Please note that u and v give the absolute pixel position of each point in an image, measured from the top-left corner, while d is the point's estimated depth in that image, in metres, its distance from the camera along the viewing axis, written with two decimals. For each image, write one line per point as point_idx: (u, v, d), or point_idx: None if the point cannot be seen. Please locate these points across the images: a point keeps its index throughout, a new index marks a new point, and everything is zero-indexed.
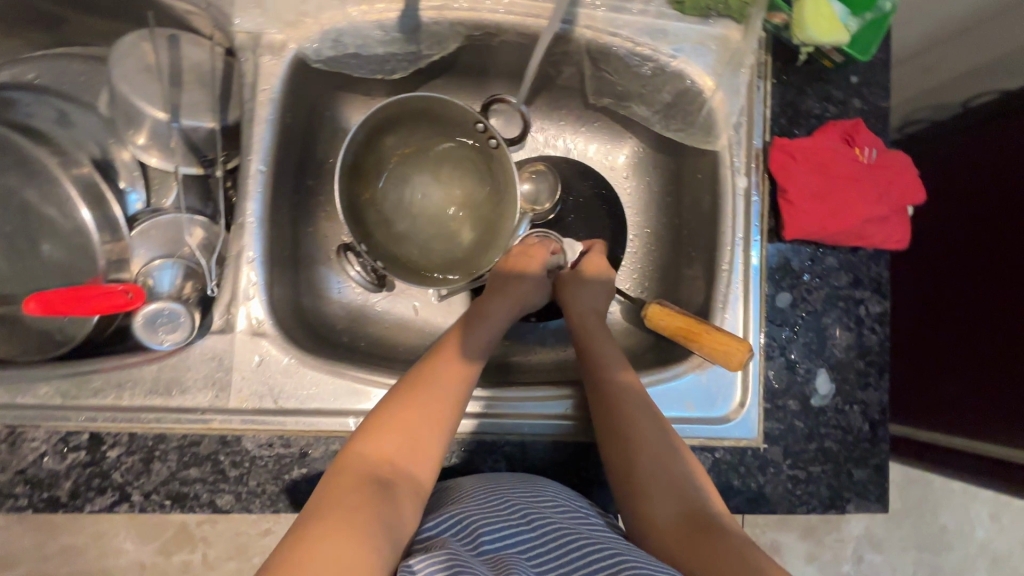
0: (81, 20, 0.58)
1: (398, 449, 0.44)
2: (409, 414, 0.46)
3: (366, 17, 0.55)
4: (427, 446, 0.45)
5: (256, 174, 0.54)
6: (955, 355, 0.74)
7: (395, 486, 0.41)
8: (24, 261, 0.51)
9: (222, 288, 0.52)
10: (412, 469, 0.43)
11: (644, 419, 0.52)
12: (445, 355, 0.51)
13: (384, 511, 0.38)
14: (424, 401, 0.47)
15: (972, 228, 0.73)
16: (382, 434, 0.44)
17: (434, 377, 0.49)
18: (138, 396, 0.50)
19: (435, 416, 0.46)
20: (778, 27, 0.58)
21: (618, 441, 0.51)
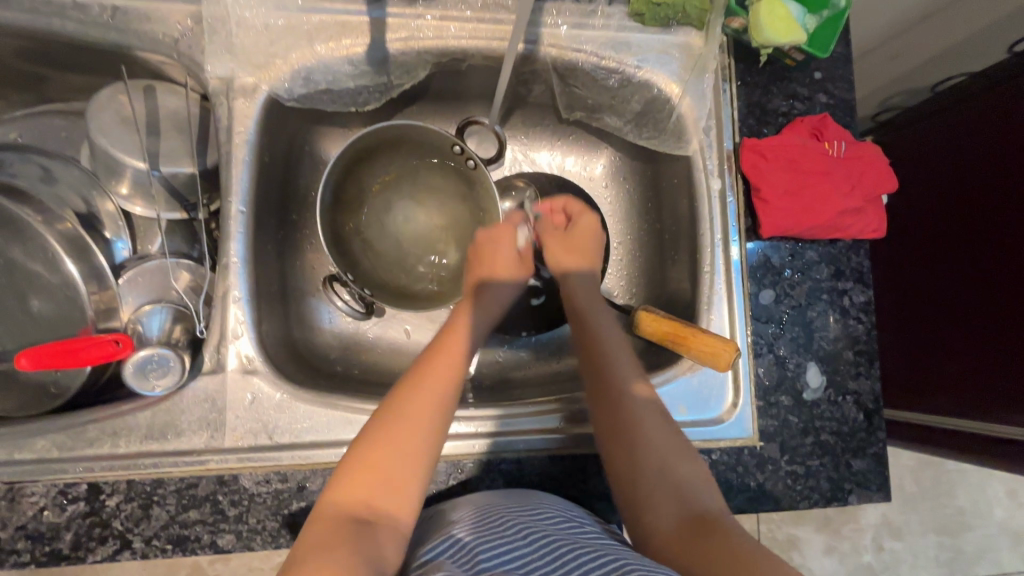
0: (59, 78, 0.59)
1: (376, 486, 0.43)
2: (379, 449, 0.44)
3: (335, 53, 0.56)
4: (409, 476, 0.44)
5: (236, 215, 0.54)
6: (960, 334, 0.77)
7: (376, 528, 0.41)
8: (12, 319, 0.51)
9: (211, 329, 0.53)
10: (394, 504, 0.43)
11: (638, 420, 0.51)
12: (424, 371, 0.49)
13: (362, 553, 0.38)
14: (404, 428, 0.45)
15: (968, 217, 0.76)
16: (357, 475, 0.43)
17: (415, 398, 0.47)
18: (133, 443, 0.50)
19: (415, 443, 0.45)
20: (738, 31, 0.60)
21: (620, 441, 0.50)
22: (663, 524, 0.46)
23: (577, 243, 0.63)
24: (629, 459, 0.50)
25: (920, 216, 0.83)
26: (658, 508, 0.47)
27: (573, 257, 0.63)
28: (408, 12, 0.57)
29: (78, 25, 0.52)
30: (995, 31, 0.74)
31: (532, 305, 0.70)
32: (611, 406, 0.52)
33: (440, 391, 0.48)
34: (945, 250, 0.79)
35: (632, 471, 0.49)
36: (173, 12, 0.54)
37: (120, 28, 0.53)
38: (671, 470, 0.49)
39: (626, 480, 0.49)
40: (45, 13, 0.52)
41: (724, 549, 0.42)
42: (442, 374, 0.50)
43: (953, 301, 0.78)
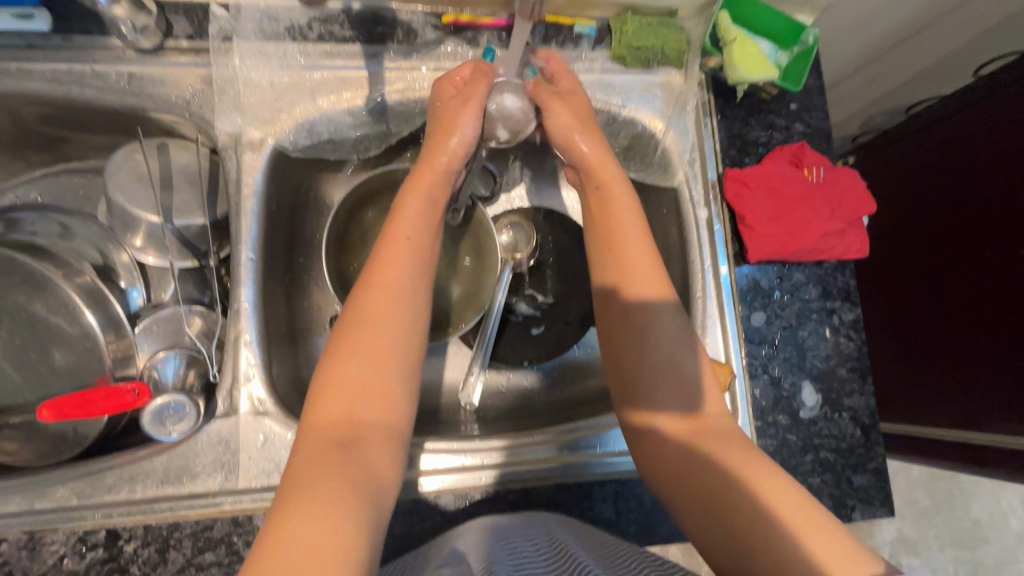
0: (79, 140, 0.63)
1: (355, 399, 0.43)
2: (356, 361, 0.44)
3: (336, 106, 0.60)
4: (386, 381, 0.45)
5: (247, 262, 0.57)
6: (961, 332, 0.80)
7: (363, 438, 0.42)
8: (36, 370, 0.53)
9: (223, 373, 0.55)
10: (377, 411, 0.43)
11: (633, 338, 0.52)
12: (382, 278, 0.48)
13: (355, 469, 0.39)
14: (372, 337, 0.46)
15: (968, 219, 0.79)
16: (333, 389, 0.43)
17: (379, 306, 0.47)
18: (150, 487, 0.52)
19: (384, 347, 0.45)
20: (714, 69, 0.63)
21: (628, 339, 0.53)
22: (668, 433, 0.49)
23: (576, 109, 0.58)
24: (629, 365, 0.53)
25: (918, 229, 0.86)
26: (658, 412, 0.50)
27: (644, 275, 0.53)
28: (404, 65, 0.61)
29: (97, 91, 0.56)
30: (961, 55, 0.78)
31: (531, 336, 0.72)
32: (623, 326, 0.53)
33: (401, 298, 0.48)
34: (946, 265, 0.82)
35: (637, 381, 0.52)
36: (184, 74, 0.57)
37: (135, 92, 0.57)
38: (674, 372, 0.51)
39: (627, 384, 0.52)
40: (66, 81, 0.55)
41: (719, 463, 0.44)
42: (401, 282, 0.49)
43: (950, 311, 0.82)
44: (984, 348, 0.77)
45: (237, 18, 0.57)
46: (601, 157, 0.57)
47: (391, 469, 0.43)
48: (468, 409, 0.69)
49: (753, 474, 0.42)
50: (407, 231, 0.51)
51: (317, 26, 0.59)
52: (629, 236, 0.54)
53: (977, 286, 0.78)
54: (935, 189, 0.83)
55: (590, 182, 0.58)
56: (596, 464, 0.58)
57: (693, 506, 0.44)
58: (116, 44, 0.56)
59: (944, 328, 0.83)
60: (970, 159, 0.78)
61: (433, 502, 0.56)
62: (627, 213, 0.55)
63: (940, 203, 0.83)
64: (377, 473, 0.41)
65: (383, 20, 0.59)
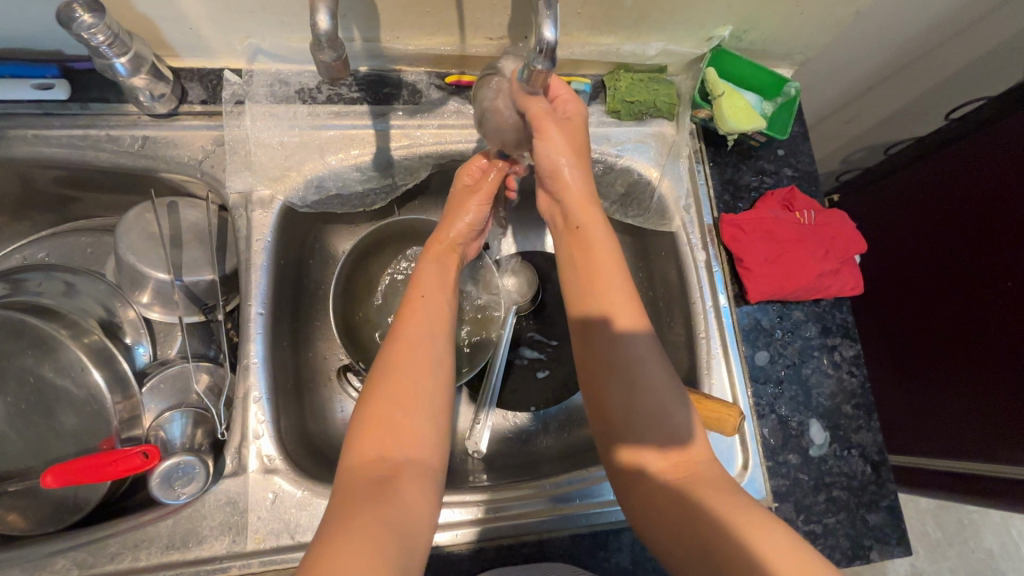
0: (90, 199, 0.64)
1: (386, 440, 0.43)
2: (385, 407, 0.44)
3: (344, 163, 0.62)
4: (418, 424, 0.44)
5: (256, 317, 0.57)
6: (969, 353, 0.81)
7: (399, 479, 0.41)
8: (40, 434, 0.52)
9: (232, 430, 0.54)
10: (410, 453, 0.43)
11: (612, 382, 0.49)
12: (407, 328, 0.49)
13: (390, 513, 0.38)
14: (398, 383, 0.45)
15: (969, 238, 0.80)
16: (366, 433, 0.43)
17: (404, 354, 0.47)
18: (155, 554, 0.50)
19: (410, 390, 0.45)
20: (704, 119, 0.66)
21: (614, 381, 0.49)
22: (660, 479, 0.46)
23: (572, 137, 0.54)
24: (614, 410, 0.48)
25: (917, 257, 0.88)
26: (652, 460, 0.46)
27: (621, 307, 0.50)
28: (410, 122, 0.63)
29: (111, 154, 0.58)
30: (931, 100, 0.83)
31: (537, 379, 0.73)
32: (608, 364, 0.49)
33: (426, 346, 0.48)
34: (949, 297, 0.83)
35: (622, 429, 0.48)
36: (197, 137, 0.60)
37: (149, 154, 0.59)
38: (661, 421, 0.47)
39: (613, 430, 0.48)
40: (81, 146, 0.57)
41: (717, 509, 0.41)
42: (424, 333, 0.49)
43: (957, 343, 0.82)
44: (991, 382, 0.78)
45: (249, 84, 0.60)
46: (585, 190, 0.55)
47: (428, 514, 0.41)
48: (475, 457, 0.67)
49: (749, 523, 0.39)
50: (425, 288, 0.53)
51: (326, 89, 0.62)
52: (607, 278, 0.52)
53: (978, 320, 0.79)
54: (935, 208, 0.84)
55: (570, 220, 0.55)
56: (611, 513, 0.57)
57: (689, 553, 0.40)
58: (132, 110, 0.58)
59: (949, 360, 0.84)
60: (957, 196, 0.81)
61: (447, 558, 0.55)
62: (607, 253, 0.53)
63: (935, 238, 0.85)
64: (413, 516, 0.40)
65: (389, 82, 0.63)
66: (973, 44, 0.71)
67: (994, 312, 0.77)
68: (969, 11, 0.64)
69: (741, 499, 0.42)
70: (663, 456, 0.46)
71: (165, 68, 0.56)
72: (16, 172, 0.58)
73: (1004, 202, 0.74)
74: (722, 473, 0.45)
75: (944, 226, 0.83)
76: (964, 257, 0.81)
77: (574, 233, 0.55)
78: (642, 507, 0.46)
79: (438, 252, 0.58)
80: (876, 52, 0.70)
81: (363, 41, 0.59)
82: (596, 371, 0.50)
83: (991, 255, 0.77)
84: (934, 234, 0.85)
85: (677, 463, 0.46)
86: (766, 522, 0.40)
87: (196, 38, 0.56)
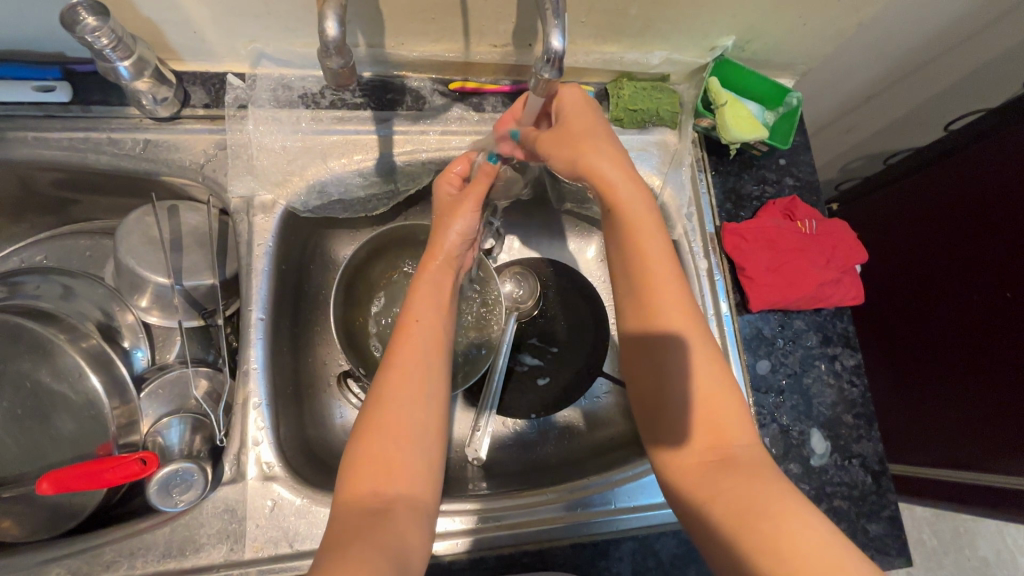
0: (90, 202, 0.64)
1: (381, 474, 0.42)
2: (379, 442, 0.43)
3: (347, 168, 0.62)
4: (410, 458, 0.43)
5: (256, 322, 0.57)
6: (972, 353, 0.80)
7: (392, 512, 0.41)
8: (36, 439, 0.52)
9: (231, 437, 0.54)
10: (402, 488, 0.42)
11: (649, 376, 0.49)
12: (402, 354, 0.48)
13: (383, 545, 0.38)
14: (390, 413, 0.45)
15: (971, 238, 0.80)
16: (360, 468, 0.42)
17: (399, 384, 0.46)
18: (150, 562, 0.49)
19: (405, 426, 0.44)
20: (707, 129, 0.66)
21: (656, 373, 0.48)
22: (690, 466, 0.45)
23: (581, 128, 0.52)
24: (652, 395, 0.49)
25: (921, 260, 0.87)
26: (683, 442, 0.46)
27: (663, 293, 0.49)
28: (413, 128, 0.63)
29: (112, 157, 0.57)
30: (931, 112, 0.83)
31: (538, 385, 0.72)
32: (648, 351, 0.49)
33: (421, 373, 0.47)
34: (951, 298, 0.83)
35: (662, 416, 0.48)
36: (199, 140, 0.59)
37: (150, 158, 0.58)
38: (688, 410, 0.46)
39: (655, 416, 0.49)
40: (82, 149, 0.57)
41: (737, 498, 0.41)
42: (417, 364, 0.47)
43: (960, 345, 0.82)
44: (996, 384, 0.77)
45: (252, 88, 0.60)
46: (622, 175, 0.49)
47: (420, 542, 0.41)
48: (475, 464, 0.67)
49: (778, 512, 0.39)
50: (419, 312, 0.51)
51: (329, 94, 0.62)
52: (651, 267, 0.49)
53: (977, 325, 0.79)
54: (939, 209, 0.84)
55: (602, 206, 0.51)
56: (611, 523, 0.57)
57: (719, 538, 0.40)
58: (134, 113, 0.58)
59: (952, 361, 0.83)
60: (960, 195, 0.80)
61: (447, 567, 0.55)
62: (657, 247, 0.49)
63: (939, 239, 0.84)
64: (406, 544, 0.39)
65: (392, 88, 0.63)
66: (971, 57, 0.72)
67: (995, 317, 0.76)
68: (968, 23, 0.65)
69: (776, 483, 0.41)
70: (694, 439, 0.46)
71: (168, 72, 0.56)
72: (14, 173, 0.57)
73: (1006, 204, 0.74)
74: (757, 454, 0.44)
75: (946, 229, 0.83)
76: (967, 263, 0.80)
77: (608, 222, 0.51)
78: (678, 482, 0.46)
79: (434, 268, 0.55)
80: (876, 63, 0.70)
81: (368, 47, 0.59)
82: (642, 363, 0.50)
83: (994, 254, 0.76)
84: (937, 236, 0.84)
85: (712, 449, 0.45)
86: (798, 507, 0.39)
87: (200, 42, 0.56)
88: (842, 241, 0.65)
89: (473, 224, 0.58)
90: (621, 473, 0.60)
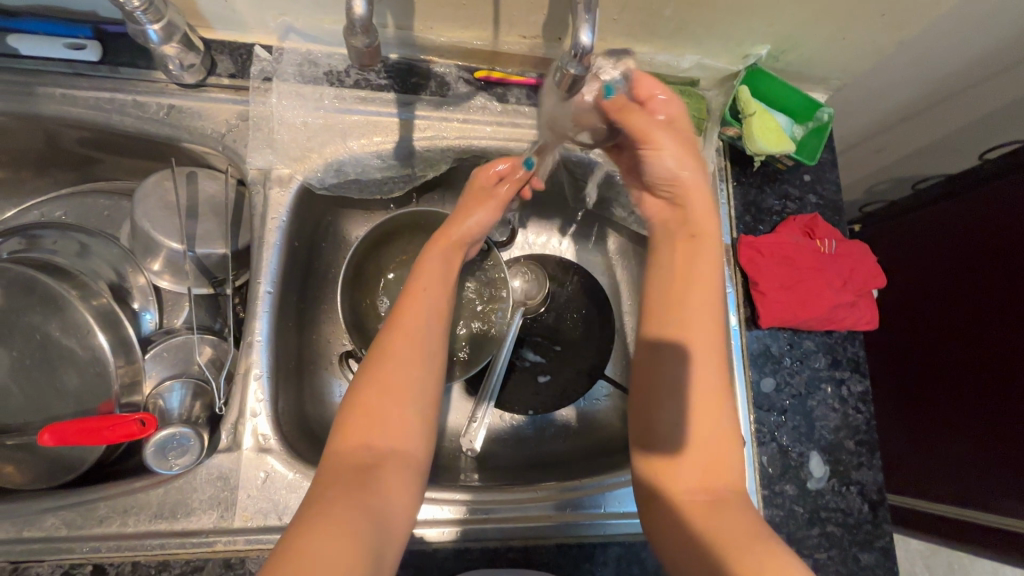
0: (112, 162, 0.64)
1: (375, 429, 0.46)
2: (374, 400, 0.47)
3: (366, 149, 0.61)
4: (405, 419, 0.47)
5: (264, 295, 0.57)
6: (985, 395, 0.78)
7: (384, 467, 0.44)
8: (44, 392, 0.53)
9: (230, 406, 0.54)
10: (395, 446, 0.46)
11: (669, 399, 0.48)
12: (404, 319, 0.52)
13: (368, 500, 0.41)
14: (388, 373, 0.48)
15: (994, 276, 0.77)
16: (354, 422, 0.46)
17: (397, 347, 0.50)
18: (142, 521, 0.50)
19: (402, 387, 0.48)
20: (732, 138, 0.64)
21: (666, 395, 0.48)
22: (683, 499, 0.45)
23: (683, 143, 0.55)
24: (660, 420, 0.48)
25: (944, 293, 0.85)
26: (678, 480, 0.46)
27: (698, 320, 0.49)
28: (434, 114, 0.62)
29: (136, 120, 0.58)
30: (967, 139, 0.81)
31: (537, 383, 0.72)
32: (670, 377, 0.49)
33: (419, 341, 0.51)
34: (969, 336, 0.80)
35: (660, 439, 0.48)
36: (222, 110, 0.60)
37: (173, 123, 0.59)
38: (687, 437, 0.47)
39: (654, 439, 0.48)
40: (107, 109, 0.57)
41: (733, 534, 0.41)
42: (416, 332, 0.51)
43: (972, 384, 0.80)
44: (1006, 429, 0.75)
45: (279, 62, 0.60)
46: (705, 203, 0.54)
47: (407, 503, 0.44)
48: (469, 455, 0.67)
49: (760, 550, 0.39)
50: (425, 285, 0.55)
51: (354, 73, 0.62)
52: (700, 298, 0.50)
53: (990, 367, 0.77)
54: (966, 241, 0.81)
55: (683, 225, 0.54)
56: (599, 527, 0.57)
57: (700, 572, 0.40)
58: (160, 77, 0.58)
59: (963, 401, 0.81)
60: (987, 232, 0.78)
61: (432, 555, 0.55)
62: (711, 265, 0.52)
63: (962, 272, 0.82)
64: (390, 503, 0.42)
65: (418, 71, 0.62)
66: (1012, 87, 0.69)
67: (1003, 365, 0.75)
68: (1012, 51, 0.63)
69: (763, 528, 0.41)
70: (692, 473, 0.46)
71: (196, 39, 0.56)
72: (40, 128, 0.58)
73: None
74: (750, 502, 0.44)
75: (972, 263, 0.81)
76: (990, 301, 0.78)
77: (688, 240, 0.54)
78: (664, 513, 0.45)
79: (441, 249, 0.59)
80: (913, 84, 0.68)
81: (396, 28, 0.58)
82: (665, 378, 0.49)
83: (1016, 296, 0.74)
84: (961, 270, 0.82)
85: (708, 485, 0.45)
86: (776, 547, 0.39)
87: (231, 12, 0.56)
88: (863, 264, 0.63)
89: (489, 222, 0.63)
90: (618, 476, 0.59)
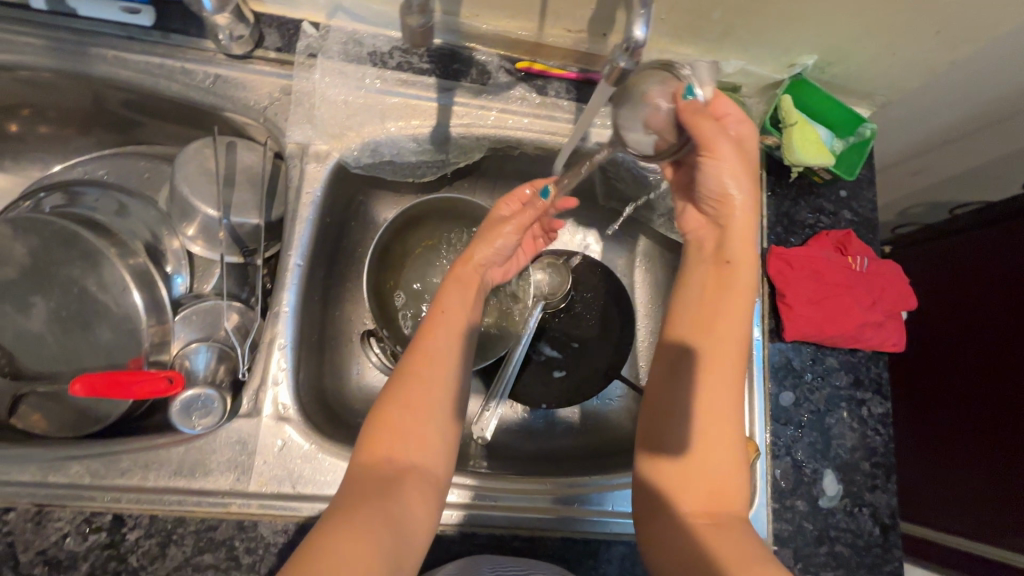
0: (154, 126, 0.66)
1: (398, 442, 0.45)
2: (399, 412, 0.46)
3: (403, 132, 0.62)
4: (427, 433, 0.46)
5: (293, 268, 0.58)
6: (1007, 430, 0.76)
7: (405, 480, 0.43)
8: (77, 343, 0.54)
9: (253, 372, 0.55)
10: (416, 459, 0.45)
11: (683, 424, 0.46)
12: (429, 341, 0.50)
13: (386, 515, 0.40)
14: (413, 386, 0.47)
15: None
16: (379, 433, 0.45)
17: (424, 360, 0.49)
18: (162, 477, 0.51)
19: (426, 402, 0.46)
20: (771, 147, 0.64)
21: (677, 418, 0.47)
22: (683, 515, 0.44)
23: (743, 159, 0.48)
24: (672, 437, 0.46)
25: (973, 322, 0.83)
26: (682, 495, 0.45)
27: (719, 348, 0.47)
28: (473, 102, 0.62)
29: (182, 86, 0.59)
30: (1011, 167, 0.79)
31: (552, 377, 0.72)
32: (685, 401, 0.46)
33: (447, 356, 0.49)
34: (996, 369, 0.79)
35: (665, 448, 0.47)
36: (265, 82, 0.60)
37: (217, 93, 0.60)
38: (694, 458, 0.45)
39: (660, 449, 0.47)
40: (155, 73, 0.58)
41: (734, 555, 0.40)
42: (445, 346, 0.50)
43: (995, 418, 0.78)
44: None
45: (324, 39, 0.61)
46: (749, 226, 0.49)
47: (427, 518, 0.43)
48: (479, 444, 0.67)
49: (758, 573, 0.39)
50: (455, 301, 0.54)
51: (397, 55, 0.62)
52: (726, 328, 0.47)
53: (1016, 402, 0.75)
54: (1001, 271, 0.79)
55: (720, 251, 0.49)
56: (605, 524, 0.57)
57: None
58: (209, 47, 0.60)
59: (983, 433, 0.79)
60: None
61: (438, 538, 0.55)
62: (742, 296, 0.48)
63: (995, 303, 0.80)
64: (411, 519, 0.41)
65: (460, 58, 0.62)
66: None
67: None
68: None
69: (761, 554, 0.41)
70: (695, 489, 0.45)
71: (247, 11, 0.57)
72: (91, 87, 0.59)
73: None
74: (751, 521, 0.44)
75: (1005, 294, 0.79)
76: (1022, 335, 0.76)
77: (720, 266, 0.49)
78: (663, 522, 0.45)
79: (465, 272, 0.57)
80: (961, 106, 0.67)
81: (443, 13, 0.59)
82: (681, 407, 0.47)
83: None
84: (994, 301, 0.80)
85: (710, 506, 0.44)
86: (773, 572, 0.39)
87: None
88: (894, 285, 0.62)
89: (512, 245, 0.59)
90: (626, 476, 0.59)
